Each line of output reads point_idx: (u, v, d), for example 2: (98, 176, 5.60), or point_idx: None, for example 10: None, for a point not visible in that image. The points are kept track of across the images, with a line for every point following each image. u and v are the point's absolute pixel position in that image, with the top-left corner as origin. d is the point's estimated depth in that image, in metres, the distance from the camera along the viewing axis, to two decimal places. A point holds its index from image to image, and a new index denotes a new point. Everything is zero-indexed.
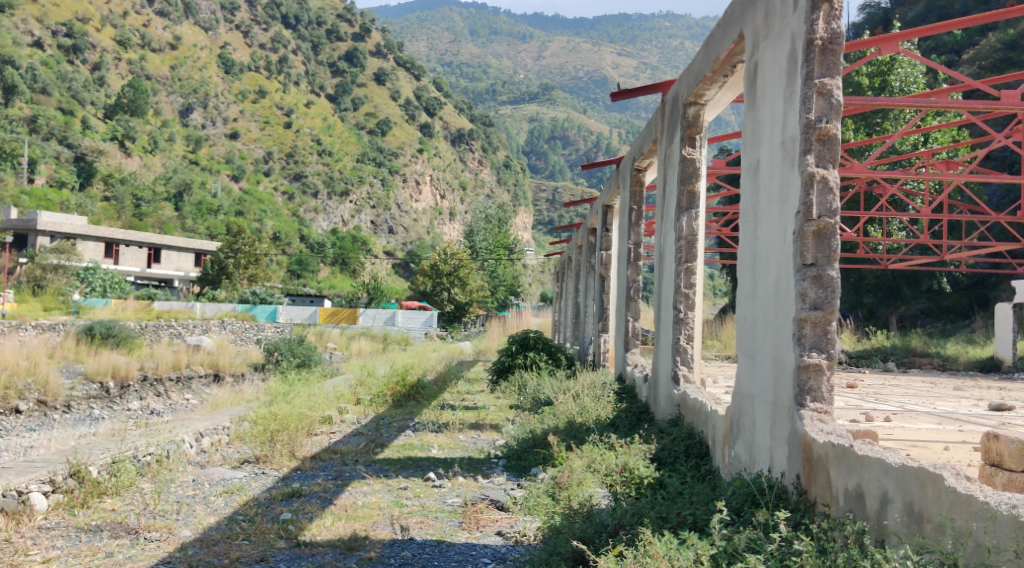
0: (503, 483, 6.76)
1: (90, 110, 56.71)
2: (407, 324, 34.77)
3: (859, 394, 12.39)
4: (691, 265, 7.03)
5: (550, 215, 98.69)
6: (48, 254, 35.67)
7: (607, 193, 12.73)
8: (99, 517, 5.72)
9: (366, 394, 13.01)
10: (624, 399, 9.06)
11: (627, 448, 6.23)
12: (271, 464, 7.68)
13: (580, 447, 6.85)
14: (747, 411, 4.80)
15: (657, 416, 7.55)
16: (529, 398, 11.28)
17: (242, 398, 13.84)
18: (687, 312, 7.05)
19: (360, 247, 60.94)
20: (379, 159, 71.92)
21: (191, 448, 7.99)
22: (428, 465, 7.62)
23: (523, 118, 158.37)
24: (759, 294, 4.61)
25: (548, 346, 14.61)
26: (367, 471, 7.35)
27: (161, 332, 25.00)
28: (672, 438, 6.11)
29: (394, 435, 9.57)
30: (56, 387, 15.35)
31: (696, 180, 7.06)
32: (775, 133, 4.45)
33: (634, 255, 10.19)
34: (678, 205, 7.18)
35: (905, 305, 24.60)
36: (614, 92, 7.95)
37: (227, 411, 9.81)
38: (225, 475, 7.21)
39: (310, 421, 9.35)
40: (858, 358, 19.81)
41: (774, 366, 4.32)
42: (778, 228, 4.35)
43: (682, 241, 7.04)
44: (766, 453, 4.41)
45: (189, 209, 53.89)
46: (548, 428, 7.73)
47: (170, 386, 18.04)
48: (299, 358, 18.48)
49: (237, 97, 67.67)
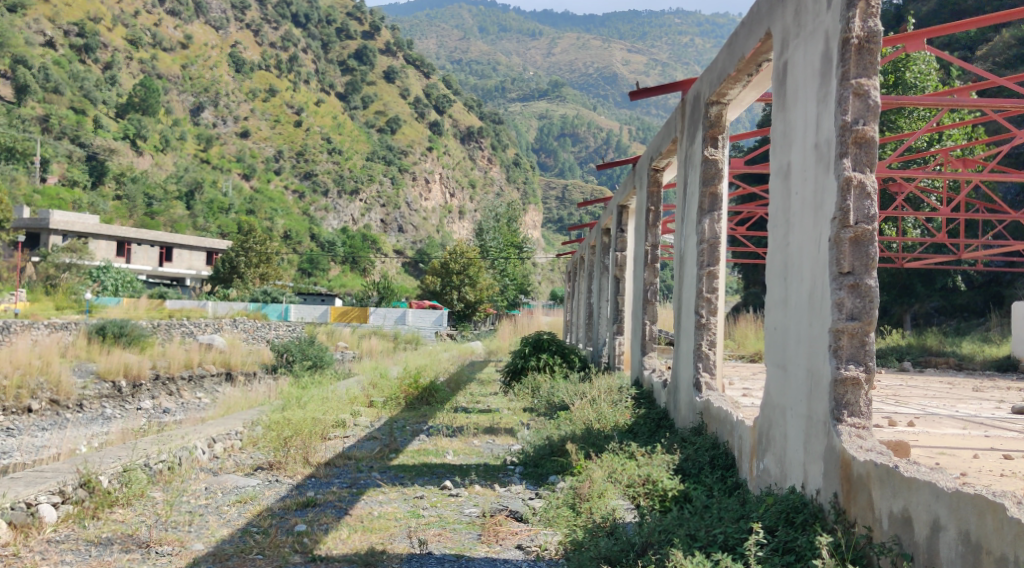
0: (521, 492, 6.61)
1: (102, 109, 56.92)
2: (417, 323, 34.44)
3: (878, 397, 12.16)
4: (713, 269, 6.88)
5: (560, 213, 98.44)
6: (60, 253, 35.74)
7: (622, 193, 12.52)
8: (109, 529, 5.62)
9: (380, 396, 12.90)
10: (642, 403, 8.90)
11: (650, 458, 6.07)
12: (285, 471, 7.54)
13: (600, 455, 6.71)
14: (776, 424, 4.65)
15: (677, 423, 7.39)
16: (544, 402, 11.13)
17: (254, 399, 13.71)
18: (709, 317, 6.90)
19: (371, 245, 61.00)
20: (389, 157, 71.81)
21: (204, 455, 7.91)
22: (445, 472, 7.47)
23: (533, 115, 158.37)
24: (792, 303, 4.45)
25: (562, 347, 14.45)
26: (382, 479, 7.21)
27: (174, 331, 24.99)
28: (696, 447, 5.94)
29: (408, 440, 9.42)
30: (69, 386, 15.29)
31: (718, 181, 6.91)
32: (809, 136, 4.27)
33: (652, 257, 9.99)
34: (700, 207, 7.02)
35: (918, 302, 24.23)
36: (633, 90, 7.78)
37: (239, 415, 9.71)
38: (239, 483, 7.10)
39: (324, 425, 9.21)
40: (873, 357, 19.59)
41: (808, 379, 4.16)
42: (812, 234, 4.18)
43: (705, 244, 6.89)
44: (799, 470, 4.26)
45: (200, 208, 54.04)
46: (565, 435, 7.59)
47: (182, 385, 17.97)
48: (310, 357, 18.37)
49: (248, 96, 67.76)
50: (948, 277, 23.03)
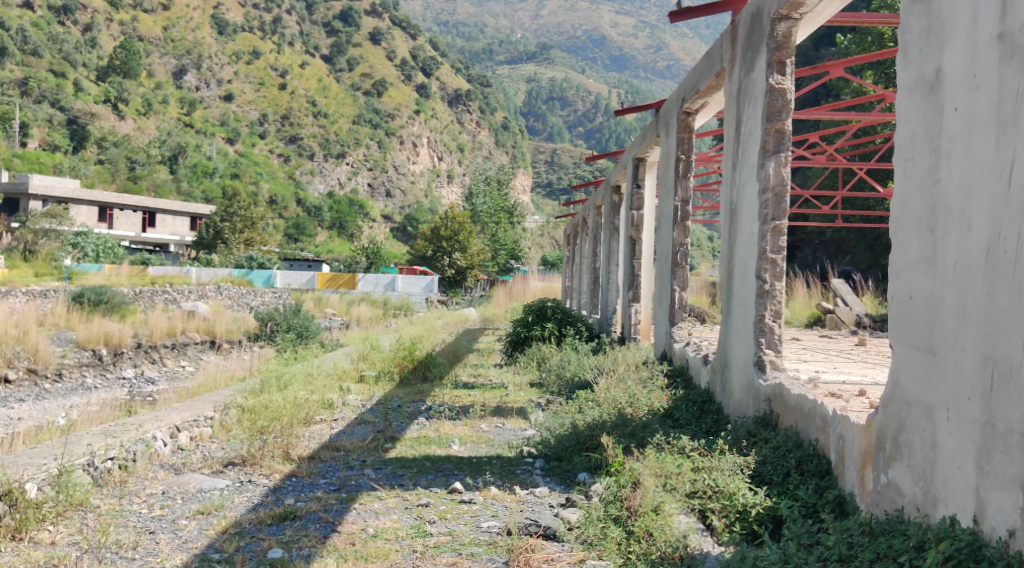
0: (550, 497, 5.46)
1: (83, 72, 54.85)
2: (407, 289, 32.99)
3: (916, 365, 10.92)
4: (778, 224, 5.63)
5: (549, 177, 96.94)
6: (39, 218, 34.30)
7: (640, 145, 11.13)
8: (28, 558, 4.38)
9: (371, 370, 11.74)
10: (675, 381, 7.67)
11: (714, 457, 4.89)
12: (260, 469, 6.28)
13: (643, 451, 5.53)
14: (912, 425, 3.49)
15: (728, 409, 6.17)
16: (555, 378, 9.95)
17: (233, 371, 12.47)
18: (773, 282, 5.68)
19: (358, 211, 59.74)
20: (375, 120, 69.73)
21: (165, 448, 6.70)
22: (452, 469, 6.26)
23: (520, 78, 156.52)
24: (947, 262, 3.29)
25: (567, 315, 13.28)
26: (378, 478, 6.00)
27: (156, 298, 23.70)
28: (773, 443, 4.74)
29: (405, 425, 8.19)
30: (47, 354, 14.02)
31: (786, 117, 5.67)
32: (983, 25, 3.10)
33: (682, 215, 8.71)
34: (763, 147, 5.78)
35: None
36: (675, 11, 6.46)
37: (210, 397, 8.50)
38: (203, 486, 5.85)
39: (307, 410, 8.04)
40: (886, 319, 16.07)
41: (986, 368, 3.04)
42: (997, 168, 3.02)
43: (769, 194, 5.67)
44: (965, 493, 3.12)
45: (184, 171, 52.75)
46: (593, 421, 6.38)
47: (166, 353, 16.80)
48: (294, 328, 16.91)
49: (231, 58, 65.63)
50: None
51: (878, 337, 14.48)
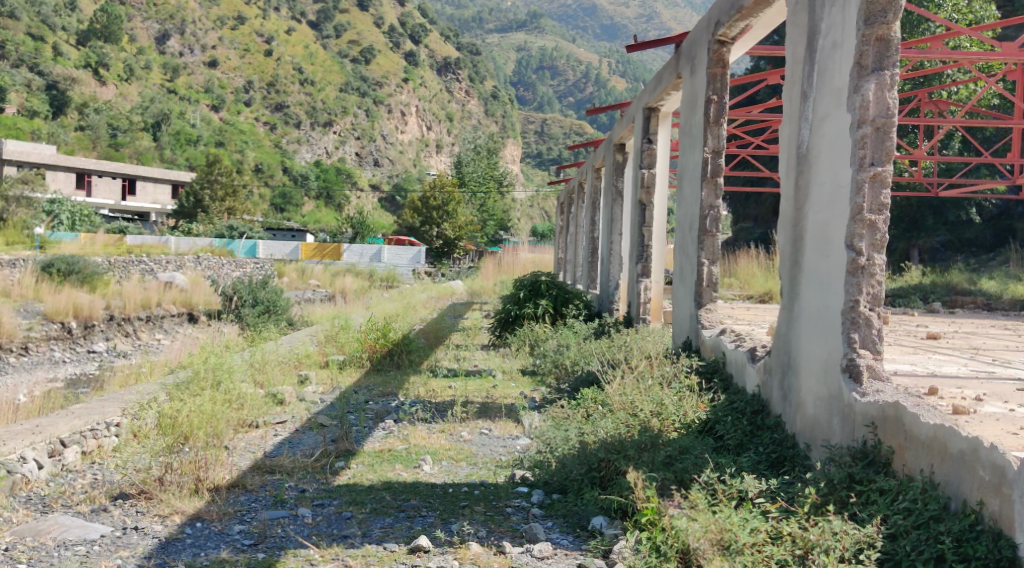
0: (556, 561, 3.85)
1: (62, 36, 52.24)
2: (393, 260, 31.07)
3: (962, 350, 9.14)
4: (880, 171, 3.96)
5: (539, 147, 95.05)
6: (14, 182, 30.08)
7: (654, 90, 9.31)
8: None
9: (339, 354, 10.06)
10: (711, 379, 6.00)
11: (815, 522, 3.23)
12: (156, 508, 4.58)
13: (688, 495, 3.89)
14: None
15: (799, 428, 4.49)
16: (553, 367, 8.32)
17: (187, 351, 10.70)
18: (872, 256, 4.00)
19: (345, 179, 57.92)
20: (363, 88, 67.54)
21: (36, 472, 5.03)
22: (419, 509, 4.59)
23: (510, 46, 153.99)
24: None
25: (563, 291, 11.67)
26: (318, 524, 4.34)
27: (131, 269, 21.86)
28: (897, 502, 3.17)
29: (368, 431, 6.51)
30: (11, 326, 12.32)
31: (894, 17, 3.96)
32: None
33: (712, 170, 7.02)
34: (859, 65, 4.09)
35: (925, 239, 20.31)
36: None
37: (123, 397, 6.74)
38: (69, 539, 4.15)
39: (238, 417, 6.32)
40: (894, 296, 14.59)
41: None
42: None
43: (868, 128, 3.99)
44: None
45: (166, 139, 50.48)
46: (608, 439, 4.74)
47: (140, 326, 14.99)
48: (262, 302, 14.82)
49: (215, 23, 62.74)
50: (961, 209, 19.10)
51: (894, 313, 12.92)
